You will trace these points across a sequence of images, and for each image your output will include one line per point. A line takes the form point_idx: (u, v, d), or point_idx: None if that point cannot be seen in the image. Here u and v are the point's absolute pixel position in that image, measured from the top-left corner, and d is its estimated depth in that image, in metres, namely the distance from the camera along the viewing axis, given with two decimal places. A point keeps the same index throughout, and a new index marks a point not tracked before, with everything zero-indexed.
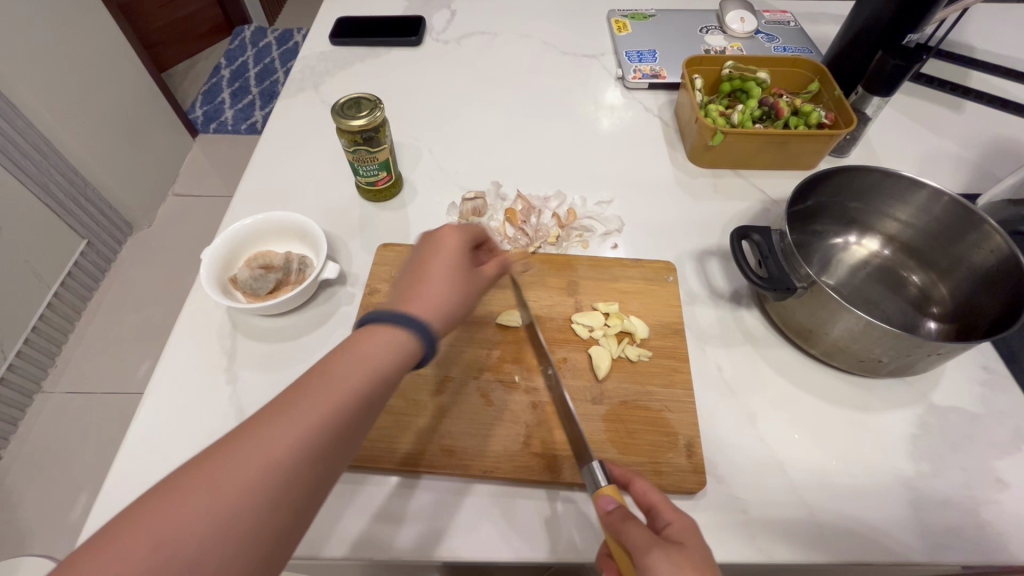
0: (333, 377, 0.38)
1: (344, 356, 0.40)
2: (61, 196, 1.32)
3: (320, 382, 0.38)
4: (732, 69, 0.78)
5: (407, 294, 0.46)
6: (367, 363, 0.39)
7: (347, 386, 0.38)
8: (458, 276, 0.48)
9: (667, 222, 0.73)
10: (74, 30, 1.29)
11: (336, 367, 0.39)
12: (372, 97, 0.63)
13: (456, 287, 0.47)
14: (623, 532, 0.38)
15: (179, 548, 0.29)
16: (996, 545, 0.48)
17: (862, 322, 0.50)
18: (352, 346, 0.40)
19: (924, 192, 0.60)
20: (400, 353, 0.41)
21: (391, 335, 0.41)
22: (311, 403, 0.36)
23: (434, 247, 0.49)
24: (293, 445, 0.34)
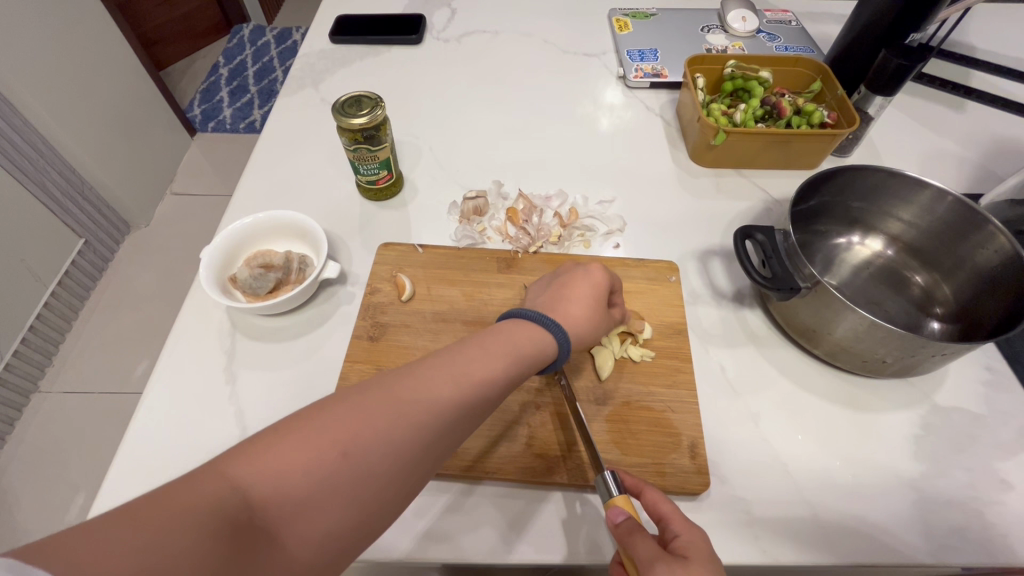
0: (489, 350, 0.44)
1: (477, 348, 0.43)
2: (58, 194, 1.31)
3: (450, 369, 0.41)
4: (734, 68, 0.77)
5: (556, 308, 0.51)
6: (492, 360, 0.43)
7: (470, 377, 0.41)
8: (598, 305, 0.52)
9: (669, 222, 0.73)
10: (72, 28, 1.28)
11: (491, 344, 0.44)
12: (374, 95, 0.62)
13: (595, 317, 0.52)
14: (630, 545, 0.37)
15: (368, 456, 0.35)
16: (1001, 547, 0.48)
17: (867, 322, 0.50)
18: (489, 340, 0.45)
19: (928, 192, 0.60)
20: (529, 361, 0.45)
21: (528, 343, 0.46)
22: (437, 385, 0.40)
23: (584, 275, 0.54)
24: (413, 423, 0.37)
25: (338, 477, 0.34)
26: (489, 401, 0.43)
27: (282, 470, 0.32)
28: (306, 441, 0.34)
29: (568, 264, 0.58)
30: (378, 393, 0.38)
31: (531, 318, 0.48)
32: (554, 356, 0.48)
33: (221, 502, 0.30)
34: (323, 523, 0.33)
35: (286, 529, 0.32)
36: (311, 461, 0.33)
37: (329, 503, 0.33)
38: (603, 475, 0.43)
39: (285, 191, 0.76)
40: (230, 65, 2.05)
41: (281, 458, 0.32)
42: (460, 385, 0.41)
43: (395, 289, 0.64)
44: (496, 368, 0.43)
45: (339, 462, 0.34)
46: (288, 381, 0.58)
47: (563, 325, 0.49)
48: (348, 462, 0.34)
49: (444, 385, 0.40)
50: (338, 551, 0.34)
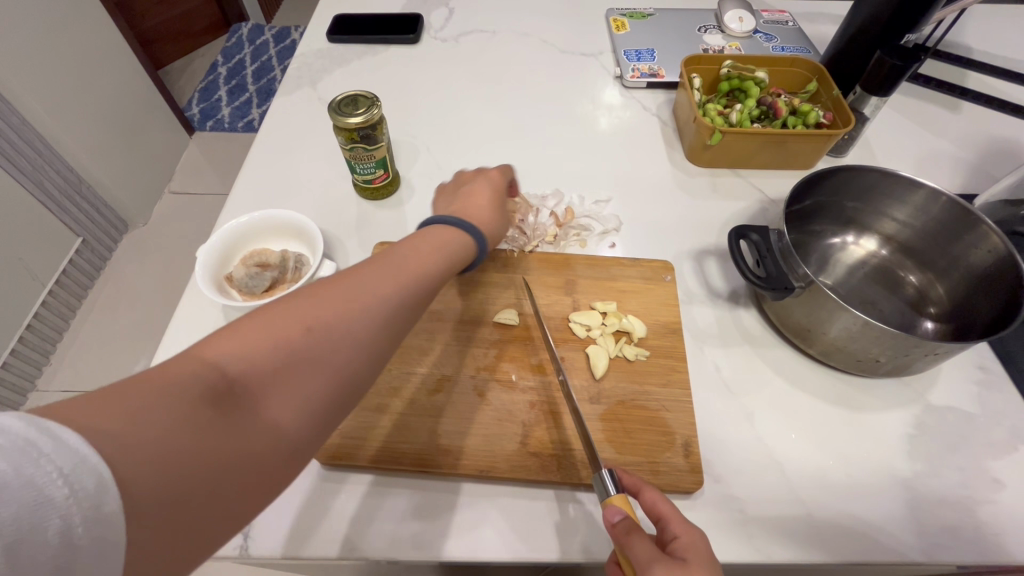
0: (413, 254, 0.48)
1: (409, 253, 0.48)
2: (56, 192, 1.31)
3: (388, 268, 0.45)
4: (730, 69, 0.78)
5: (467, 211, 0.59)
6: (423, 261, 0.48)
7: (406, 272, 0.46)
8: (501, 201, 0.62)
9: (665, 222, 0.73)
10: (69, 27, 1.28)
11: (413, 247, 0.49)
12: (370, 94, 0.62)
13: (496, 214, 0.60)
14: (629, 546, 0.37)
15: (322, 338, 0.38)
16: (993, 546, 0.48)
17: (860, 322, 0.50)
18: (418, 245, 0.49)
19: (923, 192, 0.60)
20: (451, 257, 0.51)
21: (449, 244, 0.52)
22: (379, 279, 0.44)
23: (482, 183, 0.62)
24: (363, 309, 0.41)
25: (302, 352, 0.36)
26: (426, 298, 0.47)
27: (249, 350, 0.35)
28: (267, 327, 0.36)
29: (465, 174, 0.65)
30: (326, 290, 0.41)
31: (443, 222, 0.54)
32: (478, 251, 0.56)
33: (198, 377, 0.32)
34: (292, 396, 0.35)
35: (259, 400, 0.34)
36: (273, 342, 0.35)
37: (296, 374, 0.36)
38: (601, 474, 0.43)
39: (281, 190, 0.76)
40: (228, 64, 2.05)
41: (245, 342, 0.35)
42: (399, 279, 0.45)
43: None
44: (427, 267, 0.48)
45: (299, 340, 0.36)
46: None
47: (472, 222, 0.57)
48: (308, 339, 0.37)
49: (384, 277, 0.44)
50: (314, 425, 0.36)
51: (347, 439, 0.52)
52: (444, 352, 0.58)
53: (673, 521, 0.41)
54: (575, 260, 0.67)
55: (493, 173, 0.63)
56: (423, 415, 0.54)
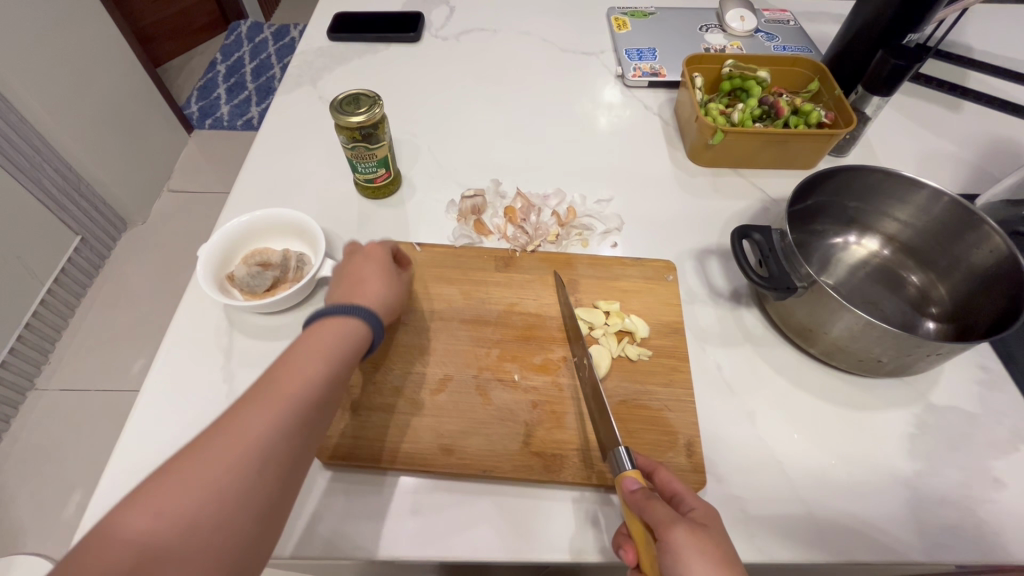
0: (299, 362, 0.44)
1: (292, 366, 0.44)
2: (55, 191, 1.31)
3: (265, 396, 0.42)
4: (732, 68, 0.78)
5: (351, 291, 0.53)
6: (308, 370, 0.44)
7: (287, 393, 0.43)
8: (388, 272, 0.56)
9: (666, 220, 0.73)
10: (68, 25, 1.27)
11: (298, 353, 0.45)
12: (372, 93, 0.62)
13: (388, 283, 0.55)
14: (648, 509, 0.40)
15: (195, 502, 0.36)
16: (994, 545, 0.48)
17: (863, 321, 0.50)
18: (301, 351, 0.45)
19: (924, 192, 0.60)
20: (347, 352, 0.47)
21: (341, 336, 0.47)
22: (256, 414, 0.41)
23: (361, 258, 0.56)
24: (239, 454, 0.39)
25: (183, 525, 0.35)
26: (320, 408, 0.44)
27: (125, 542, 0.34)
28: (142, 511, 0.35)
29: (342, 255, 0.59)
30: (200, 448, 0.39)
31: (327, 310, 0.49)
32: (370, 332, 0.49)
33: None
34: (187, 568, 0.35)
35: None
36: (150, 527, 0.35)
37: (179, 555, 0.35)
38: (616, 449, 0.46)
39: (282, 189, 0.76)
40: (227, 62, 2.06)
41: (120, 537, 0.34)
42: (278, 406, 0.42)
43: None
44: (314, 376, 0.44)
45: (175, 520, 0.35)
46: None
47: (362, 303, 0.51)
48: (183, 513, 0.36)
49: (260, 410, 0.41)
50: None
51: (350, 439, 0.52)
52: (447, 351, 0.58)
53: (687, 495, 0.43)
54: (577, 260, 0.67)
55: (375, 245, 0.58)
56: (424, 414, 0.54)
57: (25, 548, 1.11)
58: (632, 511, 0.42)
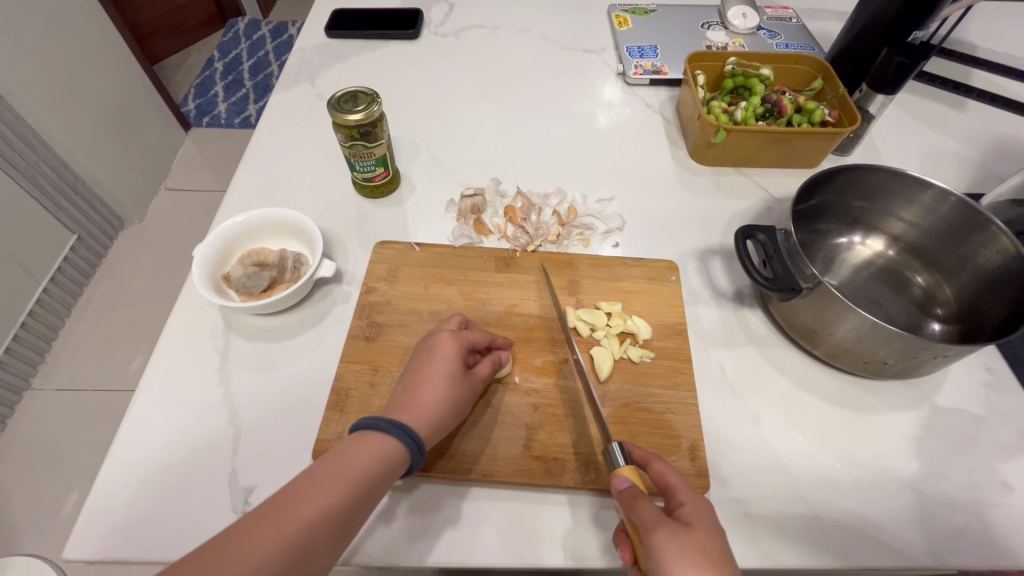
0: (321, 488, 0.40)
1: (315, 487, 0.40)
2: (50, 189, 1.29)
3: (278, 514, 0.38)
4: (734, 65, 0.77)
5: (409, 400, 0.48)
6: (329, 497, 0.39)
7: (299, 519, 0.38)
8: (456, 379, 0.49)
9: (668, 220, 0.72)
10: (64, 21, 1.26)
11: (323, 476, 0.40)
12: (370, 91, 0.61)
13: (450, 393, 0.48)
14: (635, 508, 0.39)
15: None
16: (1002, 549, 0.48)
17: (869, 322, 0.49)
18: (329, 472, 0.41)
19: (931, 192, 0.59)
20: (374, 487, 0.42)
21: (374, 463, 0.42)
22: (261, 537, 0.36)
23: (431, 354, 0.50)
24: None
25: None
26: (328, 548, 0.38)
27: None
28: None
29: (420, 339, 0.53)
30: (193, 564, 0.34)
31: (375, 426, 0.44)
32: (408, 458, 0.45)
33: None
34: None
35: None
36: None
37: None
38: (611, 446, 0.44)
39: (279, 188, 0.75)
40: (224, 60, 2.05)
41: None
42: (286, 536, 0.37)
43: (390, 287, 0.63)
44: (331, 506, 0.39)
45: None
46: (282, 381, 0.57)
47: (410, 424, 0.46)
48: None
49: (269, 533, 0.36)
50: None
51: None
52: None
53: (682, 491, 0.42)
54: (578, 260, 0.66)
55: (450, 337, 0.51)
56: None
57: (21, 549, 1.10)
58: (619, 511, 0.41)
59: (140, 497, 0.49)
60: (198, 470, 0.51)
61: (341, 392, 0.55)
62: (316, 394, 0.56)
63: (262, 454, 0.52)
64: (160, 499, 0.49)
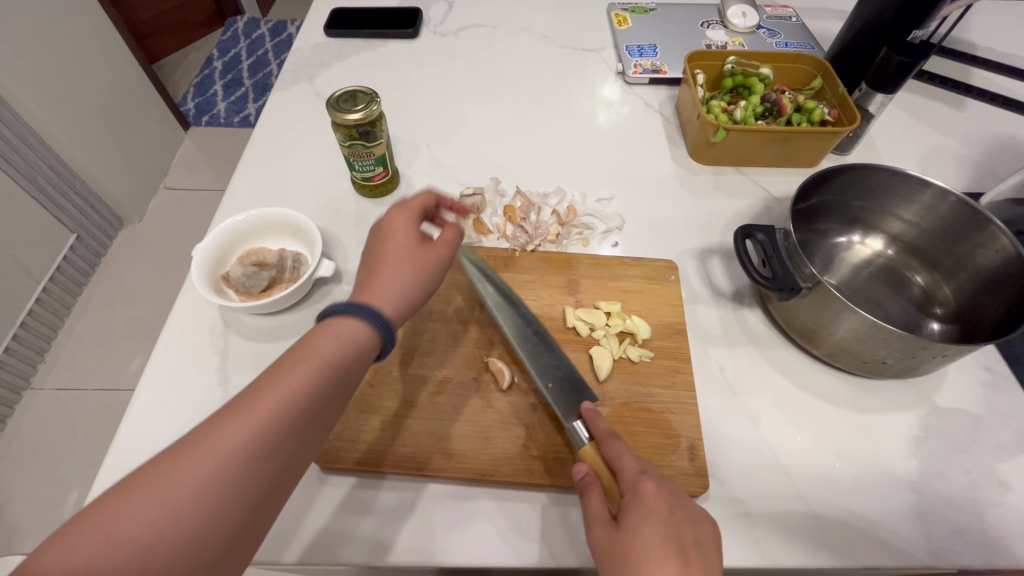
0: (293, 371, 0.39)
1: (284, 371, 0.39)
2: (49, 188, 1.29)
3: (248, 403, 0.37)
4: (734, 64, 0.76)
5: (369, 283, 0.48)
6: (300, 384, 0.39)
7: (270, 403, 0.37)
8: (412, 255, 0.50)
9: (668, 219, 0.72)
10: (63, 20, 1.26)
11: (293, 360, 0.40)
12: (369, 90, 0.61)
13: (410, 269, 0.49)
14: (587, 495, 0.43)
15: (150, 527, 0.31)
16: (1000, 548, 0.48)
17: (868, 322, 0.49)
18: (295, 363, 0.40)
19: (930, 192, 0.59)
20: (351, 362, 0.42)
21: (342, 350, 0.42)
22: (234, 426, 0.36)
23: (384, 238, 0.51)
24: (211, 471, 0.34)
25: (138, 547, 0.31)
26: (315, 420, 0.39)
27: (77, 558, 0.29)
28: (94, 526, 0.30)
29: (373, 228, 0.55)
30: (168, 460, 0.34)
31: (336, 310, 0.44)
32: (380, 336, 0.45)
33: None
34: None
35: None
36: (107, 543, 0.30)
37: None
38: (575, 426, 0.49)
39: (278, 188, 0.75)
40: (223, 59, 2.05)
41: (71, 552, 0.29)
42: (264, 414, 0.37)
43: None
44: (304, 389, 0.39)
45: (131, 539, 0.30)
46: None
47: (373, 300, 0.46)
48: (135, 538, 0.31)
49: (240, 421, 0.36)
50: None
51: (348, 443, 0.51)
52: (445, 352, 0.58)
53: (631, 481, 0.42)
54: (577, 260, 0.66)
55: (399, 222, 0.52)
56: (424, 416, 0.53)
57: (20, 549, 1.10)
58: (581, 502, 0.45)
59: None
60: None
61: None
62: None
63: None
64: None
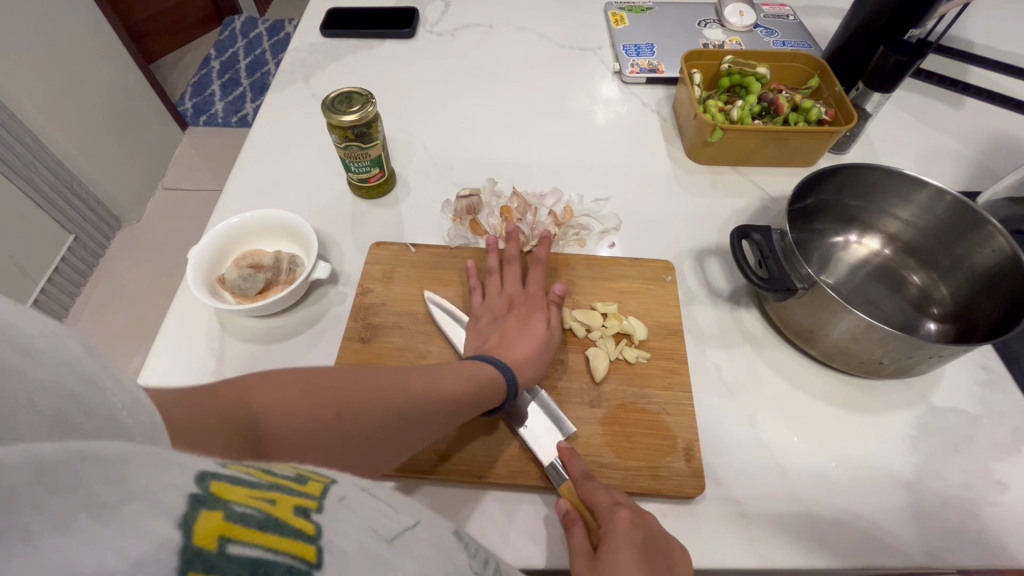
0: (464, 369, 0.49)
1: (459, 368, 0.49)
2: (48, 191, 1.30)
3: (431, 374, 0.46)
4: (731, 63, 0.76)
5: (509, 350, 0.54)
6: (450, 381, 0.46)
7: (450, 382, 0.46)
8: (545, 340, 0.56)
9: (664, 219, 0.72)
10: (60, 22, 1.25)
11: (464, 365, 0.50)
12: (364, 91, 0.61)
13: (538, 351, 0.55)
14: (570, 529, 0.44)
15: (352, 413, 0.39)
16: (997, 548, 0.48)
17: (864, 322, 0.49)
18: (459, 367, 0.49)
19: (927, 191, 0.59)
20: (496, 393, 0.50)
21: (495, 377, 0.50)
22: (403, 385, 0.43)
23: (523, 313, 0.58)
24: (401, 402, 0.42)
25: (311, 425, 0.37)
26: (464, 411, 0.46)
27: (280, 406, 0.36)
28: (294, 392, 0.37)
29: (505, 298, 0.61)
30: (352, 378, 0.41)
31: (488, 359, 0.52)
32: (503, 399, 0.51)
33: (233, 410, 0.33)
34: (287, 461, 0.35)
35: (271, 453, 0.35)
36: (308, 405, 0.37)
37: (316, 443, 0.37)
38: (553, 465, 0.49)
39: (275, 188, 0.74)
40: (221, 58, 2.05)
41: (277, 400, 0.36)
42: (444, 387, 0.45)
43: (386, 287, 0.63)
44: (472, 384, 0.48)
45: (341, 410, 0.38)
46: None
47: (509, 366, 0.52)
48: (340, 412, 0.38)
49: (427, 381, 0.45)
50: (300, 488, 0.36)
51: None
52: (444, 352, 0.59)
53: (607, 510, 0.43)
54: (575, 261, 0.66)
55: (539, 308, 0.58)
56: None
57: None
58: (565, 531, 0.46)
59: None
60: None
61: None
62: None
63: None
64: None
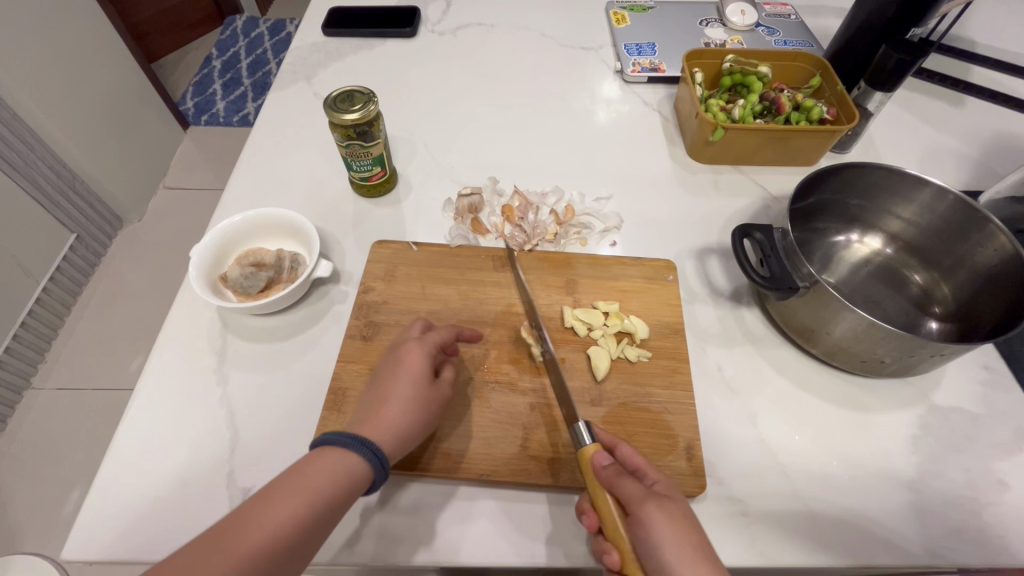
0: (302, 479, 0.40)
1: (296, 479, 0.40)
2: (49, 190, 1.29)
3: (259, 511, 0.39)
4: (732, 63, 0.76)
5: (373, 411, 0.46)
6: (312, 490, 0.40)
7: (284, 511, 0.39)
8: (421, 388, 0.48)
9: (665, 218, 0.72)
10: (62, 21, 1.26)
11: (304, 470, 0.41)
12: (366, 89, 0.61)
13: (411, 401, 0.47)
14: (617, 485, 0.42)
15: None
16: (998, 547, 0.48)
17: (867, 321, 0.49)
18: (304, 468, 0.41)
19: (929, 191, 0.59)
20: (354, 481, 0.42)
21: (347, 465, 0.42)
22: (242, 531, 0.37)
23: (396, 365, 0.49)
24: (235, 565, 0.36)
25: None
26: (318, 530, 0.40)
27: None
28: None
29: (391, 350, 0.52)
30: (189, 553, 0.36)
31: (334, 442, 0.43)
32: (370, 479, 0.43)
33: None
34: None
35: None
36: None
37: None
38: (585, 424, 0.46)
39: (275, 187, 0.75)
40: (223, 58, 2.05)
41: None
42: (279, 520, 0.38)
43: (388, 286, 0.63)
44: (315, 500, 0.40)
45: None
46: (280, 381, 0.57)
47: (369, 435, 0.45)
48: None
49: (264, 522, 0.38)
50: None
51: None
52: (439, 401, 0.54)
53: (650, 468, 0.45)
54: (576, 260, 0.66)
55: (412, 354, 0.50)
56: None
57: (23, 548, 1.11)
58: (600, 486, 0.43)
59: (140, 496, 0.49)
60: (198, 470, 0.51)
61: (338, 392, 0.55)
62: (314, 395, 0.56)
63: (260, 453, 0.52)
64: (157, 499, 0.49)
